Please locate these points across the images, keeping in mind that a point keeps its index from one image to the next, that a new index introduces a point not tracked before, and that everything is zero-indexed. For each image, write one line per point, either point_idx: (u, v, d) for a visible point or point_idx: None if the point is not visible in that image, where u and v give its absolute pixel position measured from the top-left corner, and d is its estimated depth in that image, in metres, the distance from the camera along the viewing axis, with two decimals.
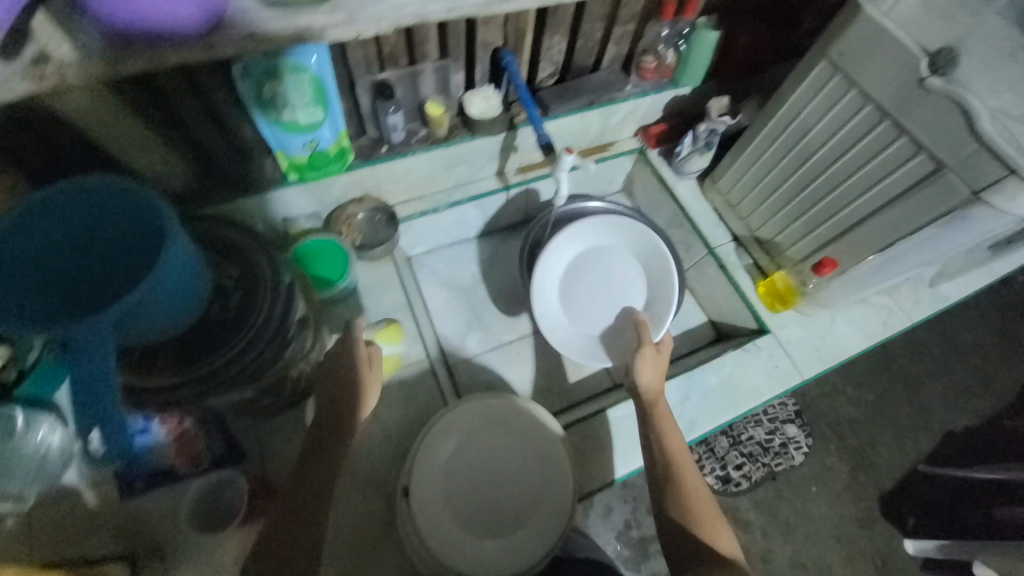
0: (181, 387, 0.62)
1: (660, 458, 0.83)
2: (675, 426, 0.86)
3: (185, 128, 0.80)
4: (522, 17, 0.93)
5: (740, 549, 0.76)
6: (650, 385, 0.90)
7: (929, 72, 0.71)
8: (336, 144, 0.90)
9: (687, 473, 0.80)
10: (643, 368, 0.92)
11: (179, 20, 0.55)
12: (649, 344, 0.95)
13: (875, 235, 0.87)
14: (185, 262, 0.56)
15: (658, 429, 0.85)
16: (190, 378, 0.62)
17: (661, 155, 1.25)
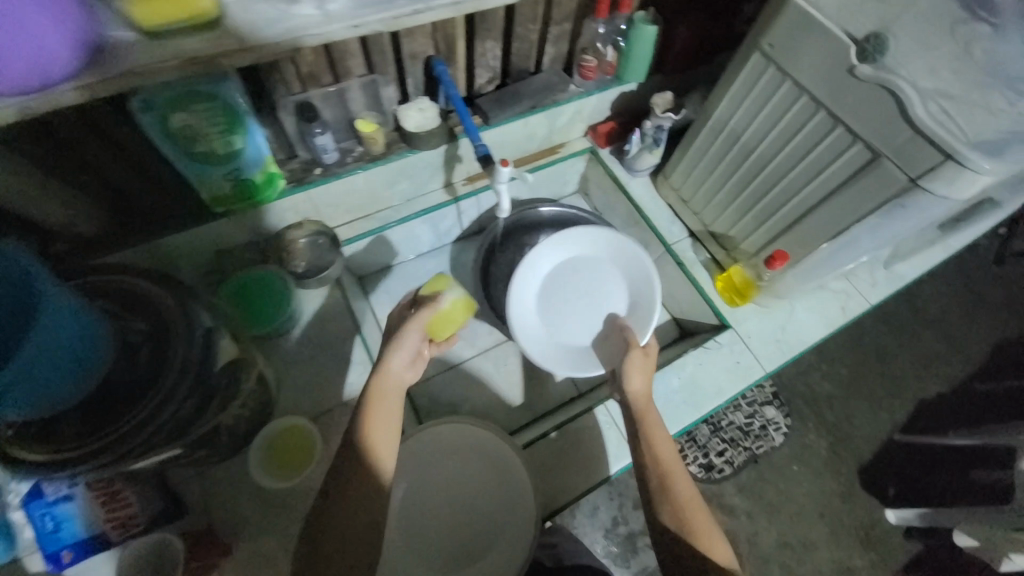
0: (87, 456, 0.57)
1: (649, 469, 0.75)
2: (665, 433, 0.79)
3: (92, 173, 0.76)
4: (450, 24, 0.89)
5: (737, 560, 0.70)
6: (639, 391, 0.83)
7: (858, 61, 0.70)
8: (262, 170, 0.86)
9: (678, 482, 0.73)
10: (632, 372, 0.85)
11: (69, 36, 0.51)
12: (636, 347, 0.89)
13: (822, 225, 0.85)
14: (65, 325, 0.52)
15: (646, 436, 0.78)
16: (97, 446, 0.57)
17: (613, 153, 1.23)
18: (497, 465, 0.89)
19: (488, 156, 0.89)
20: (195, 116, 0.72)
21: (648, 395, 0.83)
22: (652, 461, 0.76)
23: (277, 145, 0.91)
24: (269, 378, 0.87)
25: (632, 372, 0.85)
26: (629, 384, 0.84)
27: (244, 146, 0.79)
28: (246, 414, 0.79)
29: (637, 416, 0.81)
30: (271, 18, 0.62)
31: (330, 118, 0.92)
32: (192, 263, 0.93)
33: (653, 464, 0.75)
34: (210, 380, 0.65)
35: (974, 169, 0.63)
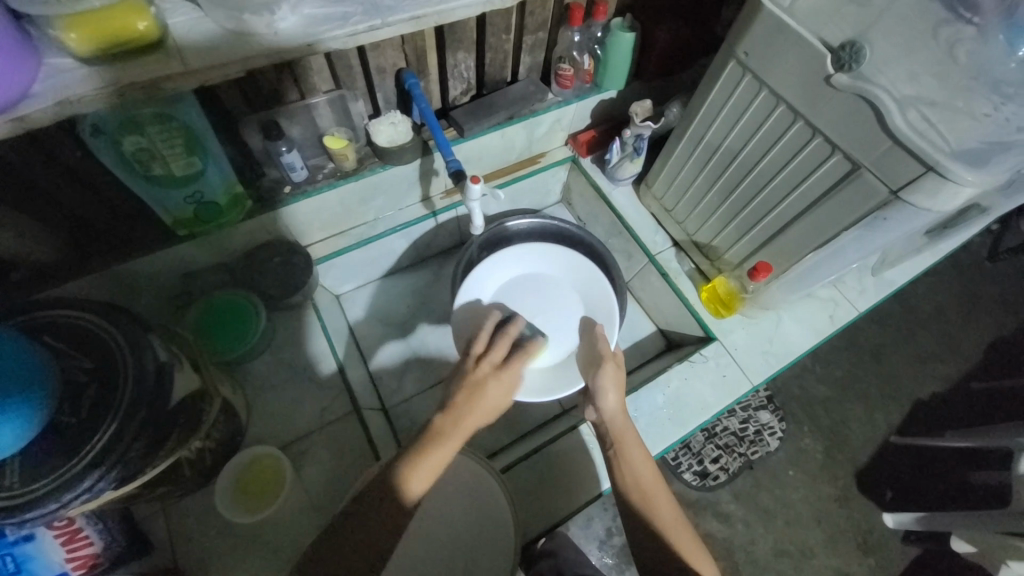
0: (28, 506, 0.54)
1: (629, 494, 0.74)
2: (644, 451, 0.76)
3: (51, 200, 0.73)
4: (420, 35, 0.86)
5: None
6: (614, 409, 0.78)
7: (835, 70, 0.67)
8: (225, 192, 0.83)
9: (660, 506, 0.72)
10: (607, 385, 0.79)
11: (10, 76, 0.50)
12: (608, 356, 0.82)
13: (805, 237, 0.83)
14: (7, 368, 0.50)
15: (619, 455, 0.77)
16: (39, 496, 0.54)
17: (594, 162, 1.20)
18: (473, 492, 0.87)
19: (460, 171, 0.87)
20: (150, 138, 0.69)
21: (624, 412, 0.79)
22: (632, 482, 0.74)
23: (243, 164, 0.88)
24: (235, 405, 0.85)
25: (605, 388, 0.79)
26: (602, 402, 0.79)
27: (205, 167, 0.76)
28: (212, 444, 0.77)
29: (614, 439, 0.77)
30: (221, 39, 0.60)
31: (298, 136, 0.90)
32: (155, 289, 0.90)
33: (635, 487, 0.74)
34: (164, 417, 0.63)
35: (957, 181, 0.61)
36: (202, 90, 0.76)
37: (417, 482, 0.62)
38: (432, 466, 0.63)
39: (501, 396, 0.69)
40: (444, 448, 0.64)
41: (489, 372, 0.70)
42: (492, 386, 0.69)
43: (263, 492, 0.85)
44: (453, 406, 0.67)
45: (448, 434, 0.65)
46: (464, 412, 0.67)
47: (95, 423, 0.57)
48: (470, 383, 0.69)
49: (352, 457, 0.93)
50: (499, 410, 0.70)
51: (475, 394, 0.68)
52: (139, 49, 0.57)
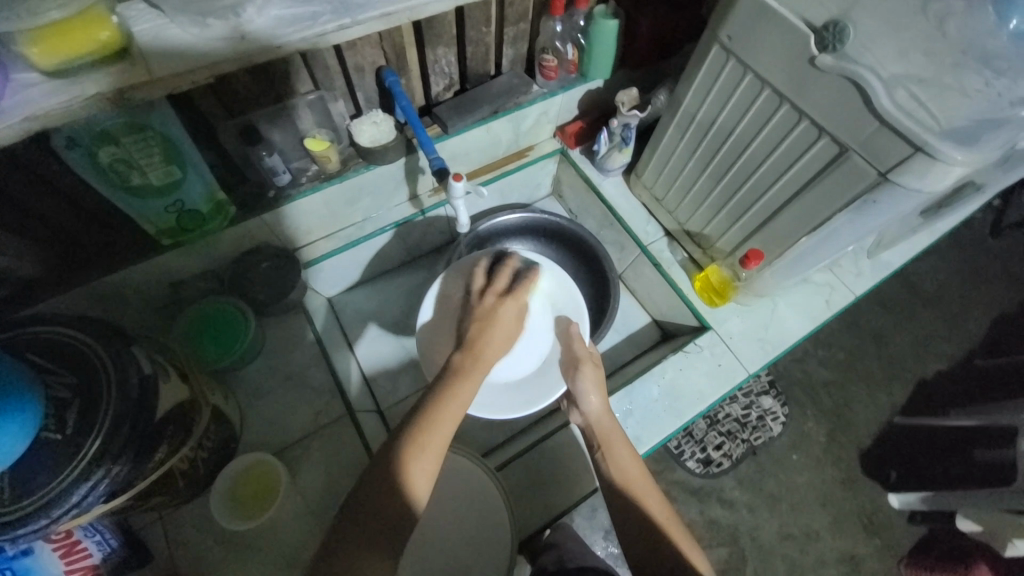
0: (17, 522, 0.54)
1: (617, 490, 0.75)
2: (630, 450, 0.78)
3: (35, 219, 0.72)
4: (397, 31, 0.84)
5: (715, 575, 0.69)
6: (598, 410, 0.79)
7: (819, 50, 0.65)
8: (207, 200, 0.82)
9: (652, 504, 0.73)
10: (589, 388, 0.79)
11: None
12: (587, 357, 0.80)
13: (794, 223, 0.82)
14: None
15: (607, 453, 0.77)
16: (26, 512, 0.54)
17: (583, 154, 1.19)
18: (468, 493, 0.88)
19: (443, 169, 0.86)
20: (126, 149, 0.68)
21: (608, 412, 0.80)
22: (618, 480, 0.75)
23: (224, 170, 0.87)
24: (228, 412, 0.85)
25: (586, 391, 0.79)
26: (585, 404, 0.79)
27: (184, 175, 0.75)
28: (205, 453, 0.78)
29: (599, 437, 0.79)
30: (184, 45, 0.58)
31: (280, 139, 0.89)
32: (145, 298, 0.90)
33: (625, 486, 0.74)
34: (151, 429, 0.63)
35: (946, 161, 0.59)
36: (176, 96, 0.75)
37: (444, 421, 0.64)
38: (459, 404, 0.66)
39: (511, 327, 0.77)
40: (469, 381, 0.69)
41: (495, 302, 0.79)
42: (500, 312, 0.77)
43: (257, 499, 0.86)
44: (471, 342, 0.74)
45: (472, 368, 0.70)
46: (481, 343, 0.74)
47: (80, 439, 0.57)
48: (482, 316, 0.77)
49: (349, 458, 0.93)
50: (511, 337, 0.78)
51: (487, 323, 0.76)
52: (108, 59, 0.56)
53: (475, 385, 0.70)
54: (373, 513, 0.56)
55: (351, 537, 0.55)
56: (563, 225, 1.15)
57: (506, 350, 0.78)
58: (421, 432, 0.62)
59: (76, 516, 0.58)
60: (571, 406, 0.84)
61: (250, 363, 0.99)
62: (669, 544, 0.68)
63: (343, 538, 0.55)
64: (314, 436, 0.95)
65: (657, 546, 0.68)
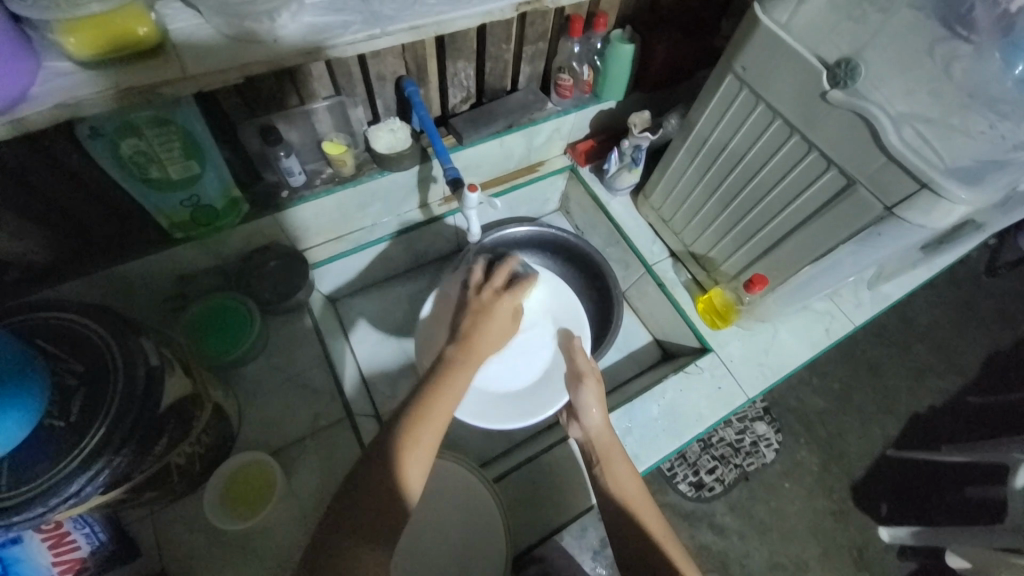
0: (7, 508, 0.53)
1: (617, 505, 0.74)
2: (629, 468, 0.78)
3: (52, 203, 0.73)
4: (420, 44, 0.87)
5: None
6: (599, 423, 0.80)
7: (830, 86, 0.68)
8: (223, 196, 0.83)
9: (648, 516, 0.73)
10: (591, 400, 0.81)
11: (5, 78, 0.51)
12: (591, 374, 0.82)
13: (798, 250, 0.84)
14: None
15: (606, 468, 0.78)
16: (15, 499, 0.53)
17: (592, 172, 1.21)
18: (463, 503, 0.87)
19: (458, 180, 0.88)
20: (148, 141, 0.69)
21: (608, 426, 0.81)
22: (617, 494, 0.75)
23: (240, 168, 0.88)
24: (227, 409, 0.85)
25: (587, 404, 0.81)
26: (586, 417, 0.81)
27: (202, 171, 0.76)
28: (202, 449, 0.77)
29: (600, 450, 0.79)
30: (218, 46, 0.61)
31: (296, 141, 0.90)
32: (150, 290, 0.90)
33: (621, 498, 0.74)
34: (154, 421, 0.63)
35: (950, 199, 0.61)
36: (201, 94, 0.76)
37: (441, 411, 0.64)
38: (451, 399, 0.66)
39: (505, 324, 0.78)
40: (462, 371, 0.69)
41: (491, 297, 0.78)
42: (497, 307, 0.77)
43: (253, 501, 0.84)
44: (465, 337, 0.73)
45: (464, 362, 0.70)
46: (474, 338, 0.73)
47: (85, 426, 0.57)
48: (476, 308, 0.77)
49: (344, 462, 0.93)
50: (504, 332, 0.78)
51: (482, 317, 0.75)
52: (142, 53, 0.58)
53: (467, 380, 0.69)
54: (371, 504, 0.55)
55: (346, 529, 0.54)
56: (570, 243, 1.17)
57: (497, 347, 0.78)
58: (419, 418, 0.62)
59: (66, 508, 0.57)
60: (571, 420, 0.86)
61: (250, 361, 0.99)
62: (660, 554, 0.68)
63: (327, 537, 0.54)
64: (310, 438, 0.94)
65: (649, 556, 0.68)
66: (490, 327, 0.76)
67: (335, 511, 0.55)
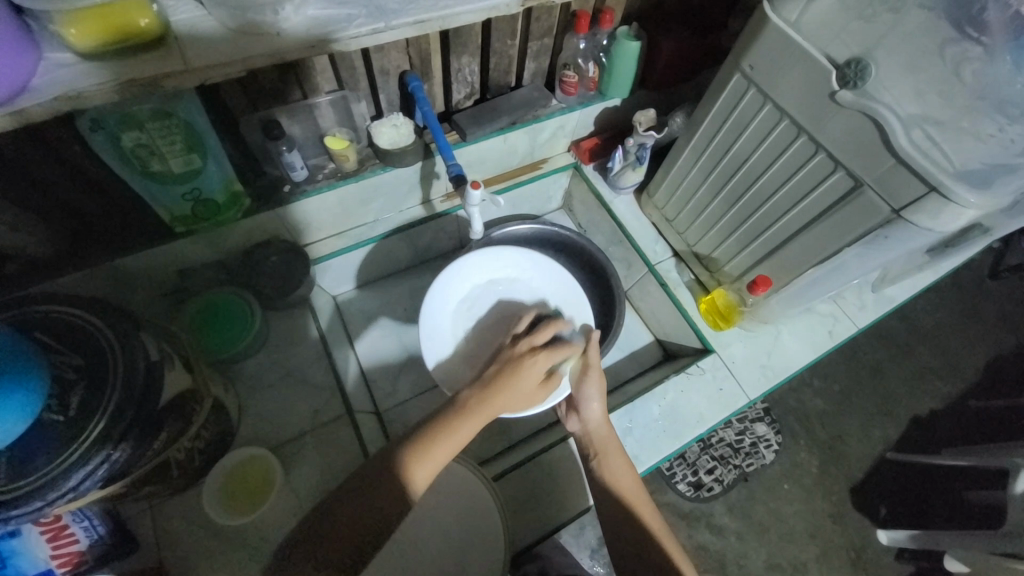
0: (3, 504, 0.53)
1: (615, 501, 0.74)
2: (625, 463, 0.78)
3: (53, 195, 0.72)
4: (424, 38, 0.86)
5: None
6: (598, 418, 0.79)
7: (839, 86, 0.67)
8: (224, 189, 0.82)
9: (647, 513, 0.73)
10: (591, 396, 0.79)
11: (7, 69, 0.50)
12: (592, 365, 0.78)
13: (804, 252, 0.83)
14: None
15: (603, 463, 0.78)
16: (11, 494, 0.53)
17: (596, 170, 1.20)
18: (462, 501, 0.87)
19: (460, 176, 0.87)
20: (150, 134, 0.68)
21: (607, 423, 0.80)
22: (616, 490, 0.75)
23: (242, 162, 0.88)
24: (227, 404, 0.85)
25: (589, 398, 0.79)
26: (586, 410, 0.80)
27: (204, 165, 0.76)
28: (202, 445, 0.77)
29: (598, 444, 0.79)
30: (221, 38, 0.60)
31: (298, 135, 0.89)
32: (150, 284, 0.90)
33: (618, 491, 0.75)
34: (153, 416, 0.62)
35: (959, 203, 0.60)
36: (203, 87, 0.75)
37: (442, 450, 0.62)
38: (450, 445, 0.63)
39: (531, 381, 0.70)
40: (475, 417, 0.66)
41: (526, 352, 0.72)
42: (529, 365, 0.70)
43: (254, 494, 0.86)
44: (483, 382, 0.69)
45: (472, 411, 0.66)
46: (493, 389, 0.67)
47: (83, 421, 0.56)
48: (508, 359, 0.72)
49: (344, 458, 0.93)
50: (531, 397, 0.71)
51: (508, 370, 0.69)
52: (143, 45, 0.57)
53: (471, 429, 0.66)
54: (358, 509, 0.57)
55: (331, 532, 0.55)
56: (571, 242, 1.16)
57: (519, 404, 0.71)
58: (424, 448, 0.62)
59: (62, 504, 0.57)
60: (568, 413, 0.83)
61: (251, 356, 0.99)
62: (657, 550, 0.69)
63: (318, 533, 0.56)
64: (310, 433, 0.94)
65: (647, 550, 0.69)
66: (520, 390, 0.69)
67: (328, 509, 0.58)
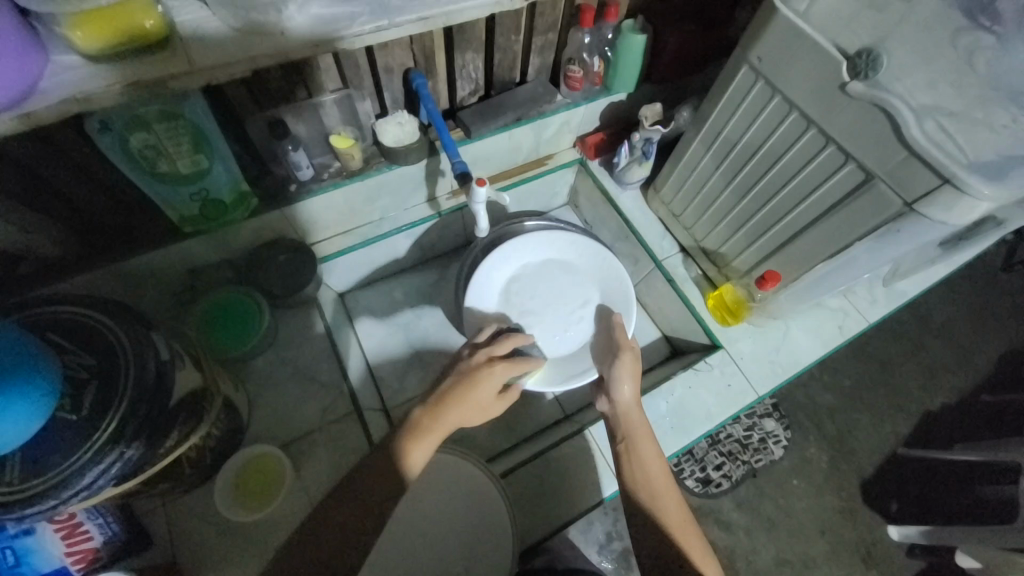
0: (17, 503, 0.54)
1: (637, 490, 0.73)
2: (655, 450, 0.76)
3: (64, 197, 0.73)
4: (428, 35, 0.85)
5: None
6: (628, 400, 0.82)
7: (850, 77, 0.66)
8: (231, 189, 0.83)
9: (669, 503, 0.72)
10: (624, 377, 0.84)
11: (14, 74, 0.50)
12: (627, 348, 0.88)
13: (815, 245, 0.82)
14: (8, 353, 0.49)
15: (629, 443, 0.78)
16: (26, 493, 0.54)
17: (601, 165, 1.19)
18: (471, 497, 0.88)
19: (466, 174, 0.87)
20: (157, 136, 0.69)
21: (637, 406, 0.82)
22: (641, 479, 0.74)
23: (249, 162, 0.88)
24: (237, 402, 0.86)
25: (621, 379, 0.84)
26: (616, 392, 0.83)
27: (210, 165, 0.76)
28: (214, 442, 0.79)
29: (624, 425, 0.80)
30: (228, 40, 0.60)
31: (304, 134, 0.89)
32: (160, 284, 0.90)
33: (641, 482, 0.74)
34: (163, 415, 0.63)
35: (974, 195, 0.59)
36: (209, 88, 0.75)
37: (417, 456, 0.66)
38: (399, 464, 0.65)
39: (489, 393, 0.72)
40: (433, 437, 0.67)
41: (483, 364, 0.75)
42: (486, 377, 0.72)
43: (264, 491, 0.86)
44: (436, 400, 0.70)
45: (428, 430, 0.67)
46: (452, 402, 0.69)
47: (95, 420, 0.57)
48: (466, 372, 0.74)
49: (353, 456, 0.94)
50: (490, 406, 0.74)
51: (464, 385, 0.71)
52: (149, 45, 0.57)
53: (426, 452, 0.67)
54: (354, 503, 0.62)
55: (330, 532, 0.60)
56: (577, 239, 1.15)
57: (476, 415, 0.73)
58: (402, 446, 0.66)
59: (74, 504, 0.58)
60: (600, 395, 0.87)
61: (260, 355, 1.00)
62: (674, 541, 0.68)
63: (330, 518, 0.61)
64: (319, 431, 0.96)
65: (664, 552, 0.68)
66: (476, 403, 0.71)
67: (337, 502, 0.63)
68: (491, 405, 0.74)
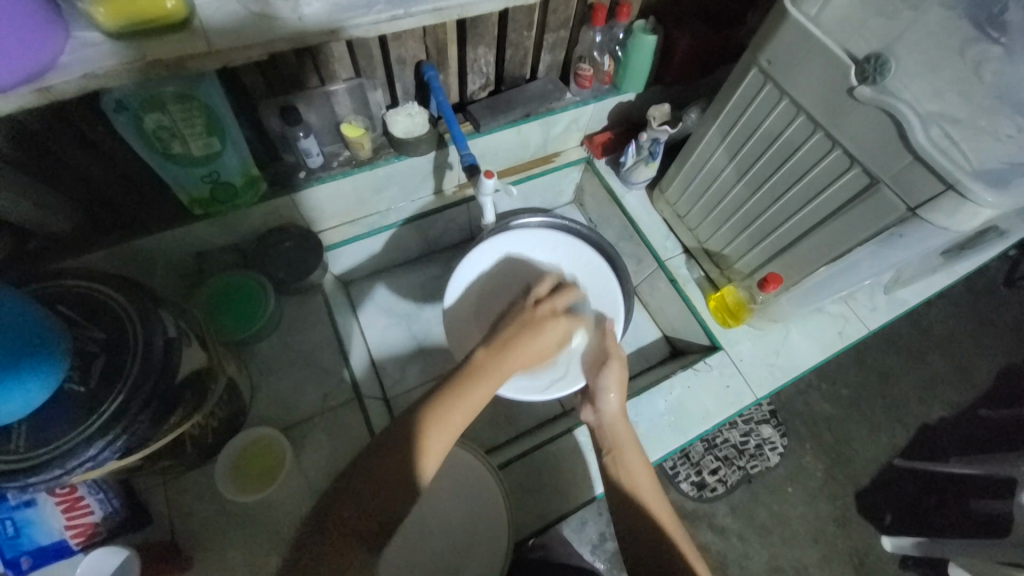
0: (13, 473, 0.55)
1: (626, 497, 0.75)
2: (640, 456, 0.79)
3: (80, 177, 0.75)
4: (441, 27, 0.86)
5: None
6: (614, 411, 0.82)
7: (858, 82, 0.67)
8: (241, 174, 0.83)
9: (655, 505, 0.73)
10: (612, 387, 0.82)
11: (37, 50, 0.51)
12: (616, 354, 0.84)
13: (817, 250, 0.83)
14: (25, 319, 0.50)
15: (613, 450, 0.79)
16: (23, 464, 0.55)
17: (608, 164, 1.20)
18: (467, 485, 0.89)
19: (474, 166, 0.88)
20: (171, 117, 0.69)
21: (623, 415, 0.82)
22: (629, 487, 0.75)
23: (260, 148, 0.89)
24: (240, 384, 0.87)
25: (608, 389, 0.82)
26: (603, 402, 0.82)
27: (223, 148, 0.77)
28: (215, 421, 0.79)
29: (610, 436, 0.81)
30: (247, 23, 0.61)
31: (315, 122, 0.90)
32: (168, 266, 0.91)
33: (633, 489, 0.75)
34: (170, 392, 0.64)
35: (977, 202, 0.59)
36: (223, 71, 0.76)
37: (458, 414, 0.62)
38: (466, 409, 0.64)
39: (547, 342, 0.77)
40: (483, 382, 0.67)
41: (545, 314, 0.78)
42: (545, 326, 0.77)
43: (263, 476, 0.87)
44: (501, 344, 0.73)
45: (493, 368, 0.69)
46: (511, 346, 0.73)
47: (102, 392, 0.58)
48: (526, 321, 0.77)
49: (351, 443, 0.95)
50: (544, 353, 0.78)
51: (529, 329, 0.75)
52: (167, 26, 0.58)
53: (487, 390, 0.67)
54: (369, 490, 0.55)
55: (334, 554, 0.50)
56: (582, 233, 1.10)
57: (531, 361, 0.77)
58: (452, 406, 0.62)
59: (69, 478, 0.58)
60: (584, 404, 0.86)
61: (263, 339, 1.01)
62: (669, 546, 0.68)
63: (343, 497, 0.55)
64: (320, 418, 0.97)
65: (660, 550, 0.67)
66: (531, 346, 0.75)
67: (347, 481, 0.56)
68: (542, 352, 0.77)
